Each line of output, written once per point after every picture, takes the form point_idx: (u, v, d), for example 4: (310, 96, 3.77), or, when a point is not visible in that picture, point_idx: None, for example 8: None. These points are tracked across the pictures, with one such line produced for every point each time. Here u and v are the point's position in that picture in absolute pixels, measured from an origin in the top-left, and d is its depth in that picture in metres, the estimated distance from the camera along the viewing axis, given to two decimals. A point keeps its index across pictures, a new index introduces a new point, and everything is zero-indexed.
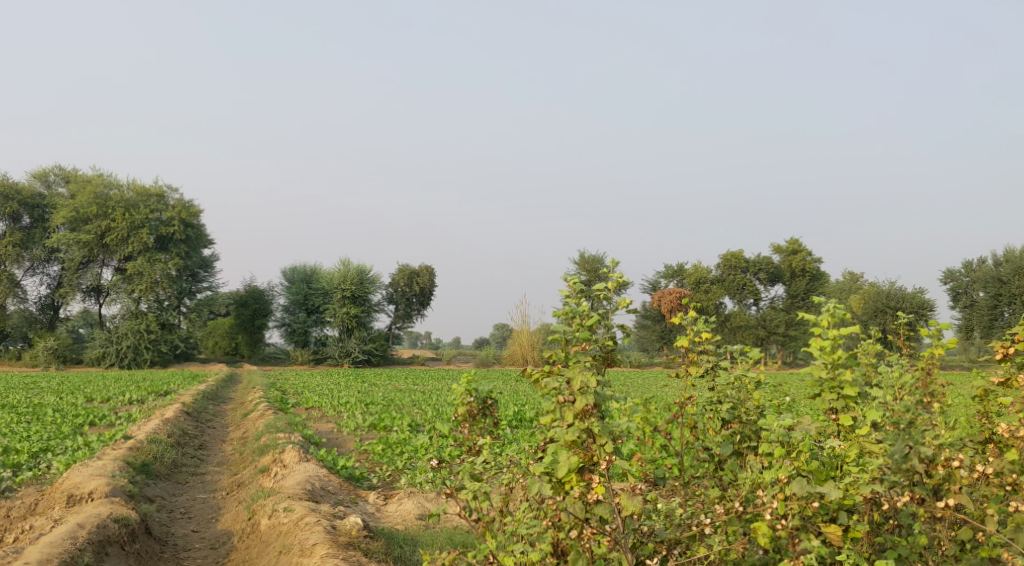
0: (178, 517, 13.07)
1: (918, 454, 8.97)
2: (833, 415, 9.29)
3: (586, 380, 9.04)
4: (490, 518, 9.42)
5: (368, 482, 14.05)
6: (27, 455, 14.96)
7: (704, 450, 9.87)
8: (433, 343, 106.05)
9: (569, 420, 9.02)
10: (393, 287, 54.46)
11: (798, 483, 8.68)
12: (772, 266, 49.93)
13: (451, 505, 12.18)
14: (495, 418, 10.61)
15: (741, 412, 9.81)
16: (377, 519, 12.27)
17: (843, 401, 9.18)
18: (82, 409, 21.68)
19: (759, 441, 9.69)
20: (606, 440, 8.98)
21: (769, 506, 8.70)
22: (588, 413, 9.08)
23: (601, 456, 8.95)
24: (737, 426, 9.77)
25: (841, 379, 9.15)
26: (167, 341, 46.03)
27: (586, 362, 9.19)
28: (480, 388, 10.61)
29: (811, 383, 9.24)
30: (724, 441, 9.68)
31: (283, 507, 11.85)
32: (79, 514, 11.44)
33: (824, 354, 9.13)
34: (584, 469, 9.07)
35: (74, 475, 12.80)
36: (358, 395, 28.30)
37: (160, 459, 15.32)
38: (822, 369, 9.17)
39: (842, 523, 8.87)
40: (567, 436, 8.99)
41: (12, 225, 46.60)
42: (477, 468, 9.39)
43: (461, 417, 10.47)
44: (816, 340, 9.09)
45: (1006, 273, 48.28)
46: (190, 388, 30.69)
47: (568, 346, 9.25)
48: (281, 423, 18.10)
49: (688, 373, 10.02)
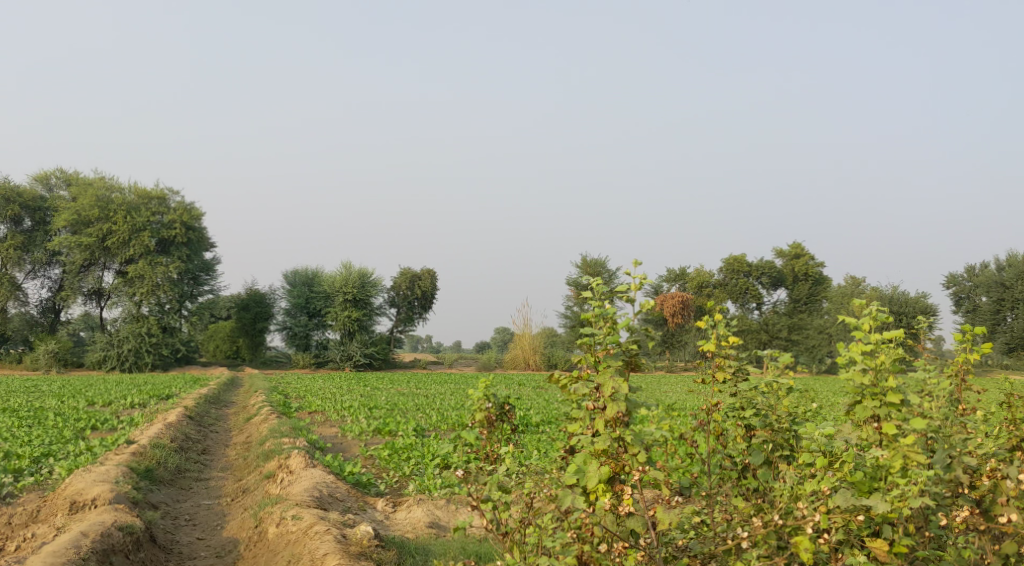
0: (183, 524, 12.84)
1: (960, 464, 9.15)
2: (874, 423, 9.05)
3: (617, 386, 9.02)
4: (513, 530, 9.25)
5: (375, 489, 13.80)
6: (28, 460, 14.72)
7: (728, 457, 9.73)
8: (433, 347, 105.88)
9: (599, 429, 9.03)
10: (394, 291, 54.23)
11: (841, 495, 8.68)
12: (774, 270, 49.74)
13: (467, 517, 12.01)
14: (513, 425, 10.69)
15: (774, 420, 9.67)
16: (387, 527, 12.05)
17: (886, 408, 8.97)
18: (83, 412, 21.42)
19: (791, 450, 9.65)
20: (639, 449, 8.99)
21: (812, 519, 8.57)
22: (618, 421, 9.08)
23: (634, 466, 8.95)
24: (771, 435, 9.65)
25: (883, 385, 8.97)
26: (168, 345, 45.79)
27: (617, 367, 9.12)
28: (497, 395, 10.75)
29: (852, 390, 9.06)
30: (755, 448, 9.62)
31: (291, 515, 11.62)
32: (82, 522, 11.21)
33: (864, 360, 9.00)
34: (615, 479, 9.09)
35: (77, 482, 12.57)
36: (360, 399, 28.04)
37: (164, 465, 15.08)
38: (863, 374, 8.99)
39: (886, 537, 8.78)
40: (596, 445, 9.00)
41: (13, 228, 46.37)
42: (504, 479, 9.23)
43: (478, 423, 10.52)
44: (857, 344, 9.02)
45: (1009, 278, 48.06)
46: (192, 392, 30.43)
47: (599, 350, 9.15)
48: (285, 427, 17.88)
49: (715, 380, 9.57)
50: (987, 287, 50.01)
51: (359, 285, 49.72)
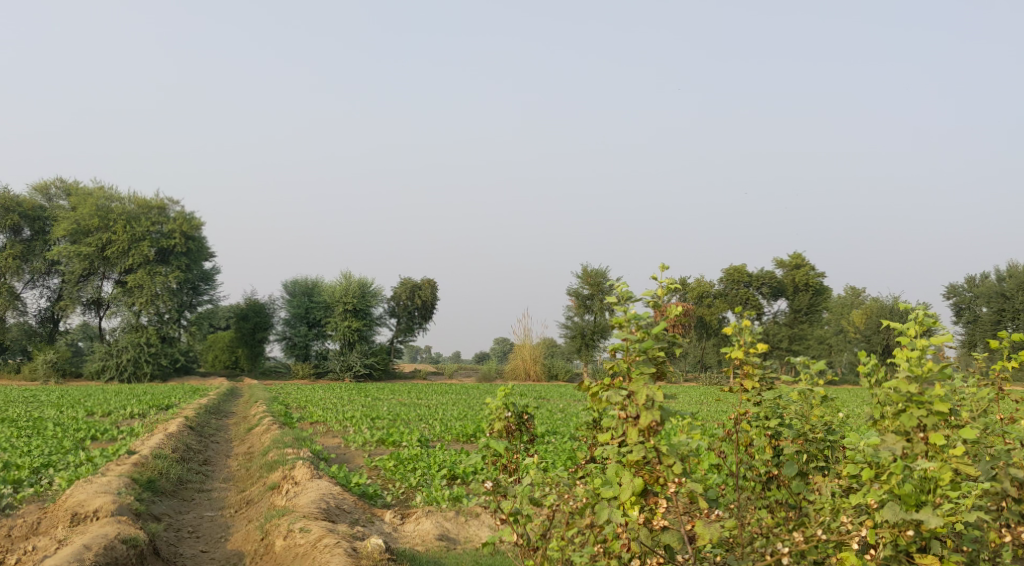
0: (186, 536, 12.61)
1: (1007, 475, 9.10)
2: (921, 432, 8.80)
3: (652, 394, 8.93)
4: (537, 545, 9.21)
5: (381, 501, 13.54)
6: (28, 471, 14.48)
7: (753, 468, 9.73)
8: (433, 358, 105.42)
9: (632, 438, 8.90)
10: (394, 301, 53.96)
11: (890, 509, 8.59)
12: (774, 280, 49.56)
13: (479, 533, 11.99)
14: (530, 433, 11.06)
15: (809, 430, 9.70)
16: (395, 539, 11.82)
17: (934, 417, 8.74)
18: (84, 422, 21.11)
19: (825, 462, 9.66)
20: (674, 461, 8.88)
21: (859, 535, 8.62)
22: (652, 429, 8.94)
23: (669, 478, 8.86)
24: (805, 445, 9.65)
25: (929, 393, 8.73)
26: (168, 355, 45.56)
27: (650, 374, 9.05)
28: (517, 403, 11.05)
29: (896, 398, 8.79)
30: (788, 459, 9.57)
31: (299, 528, 11.39)
32: (85, 535, 10.98)
33: (910, 367, 8.76)
34: (648, 491, 8.98)
35: (78, 492, 12.32)
36: (363, 410, 27.64)
37: (166, 475, 14.85)
38: (909, 383, 8.73)
39: (935, 553, 8.68)
40: (632, 456, 8.90)
41: (12, 238, 46.16)
42: (532, 491, 9.16)
43: (498, 432, 10.86)
44: (902, 350, 8.80)
45: (1010, 289, 47.96)
46: (192, 403, 30.07)
47: (632, 357, 9.06)
48: (288, 438, 17.63)
49: (743, 389, 9.49)
50: (987, 297, 49.81)
51: (359, 295, 49.56)
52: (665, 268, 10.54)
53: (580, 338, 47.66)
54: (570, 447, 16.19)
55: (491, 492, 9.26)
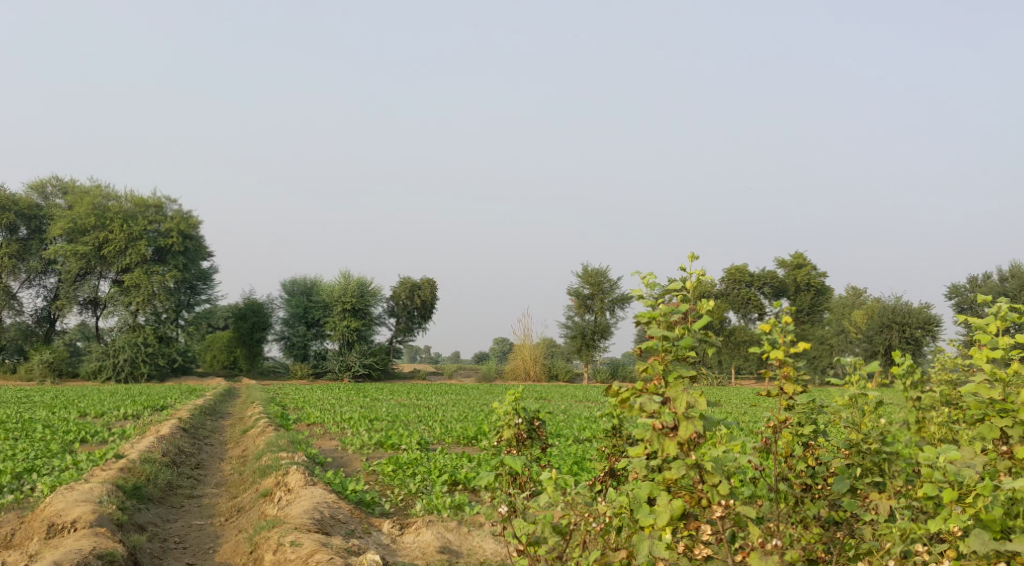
0: (171, 547, 11.99)
1: None
2: (1003, 447, 9.04)
3: (692, 401, 8.82)
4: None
5: (379, 508, 12.93)
6: (10, 476, 13.83)
7: (788, 482, 9.43)
8: (434, 358, 104.57)
9: (671, 452, 8.78)
10: (394, 300, 53.27)
11: (977, 539, 8.45)
12: (776, 280, 48.80)
13: (481, 546, 11.38)
14: (542, 441, 10.91)
15: (862, 441, 9.54)
16: (393, 553, 11.22)
17: (1017, 426, 8.96)
18: (74, 424, 20.46)
19: (879, 476, 9.45)
20: (720, 480, 8.76)
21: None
22: (691, 443, 8.89)
23: (716, 500, 8.71)
24: (855, 458, 9.48)
25: (1013, 401, 8.98)
26: (165, 355, 44.91)
27: (688, 379, 8.91)
28: (528, 409, 10.91)
29: (977, 404, 9.09)
30: (837, 473, 9.34)
31: (290, 541, 10.74)
32: (58, 551, 10.35)
33: (991, 370, 9.06)
34: (688, 514, 8.87)
35: (57, 501, 11.68)
36: (361, 411, 26.70)
37: (154, 481, 14.20)
38: (989, 388, 9.03)
39: None
40: (671, 474, 8.76)
41: (8, 237, 45.44)
42: (557, 519, 8.98)
43: (507, 440, 10.74)
44: (984, 349, 9.04)
45: (1012, 289, 47.45)
46: (187, 404, 29.34)
47: (667, 359, 8.93)
48: (284, 441, 16.97)
49: (783, 393, 9.09)
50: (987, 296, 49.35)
51: (359, 294, 48.95)
52: (696, 260, 10.25)
53: (580, 338, 47.22)
54: (577, 452, 15.60)
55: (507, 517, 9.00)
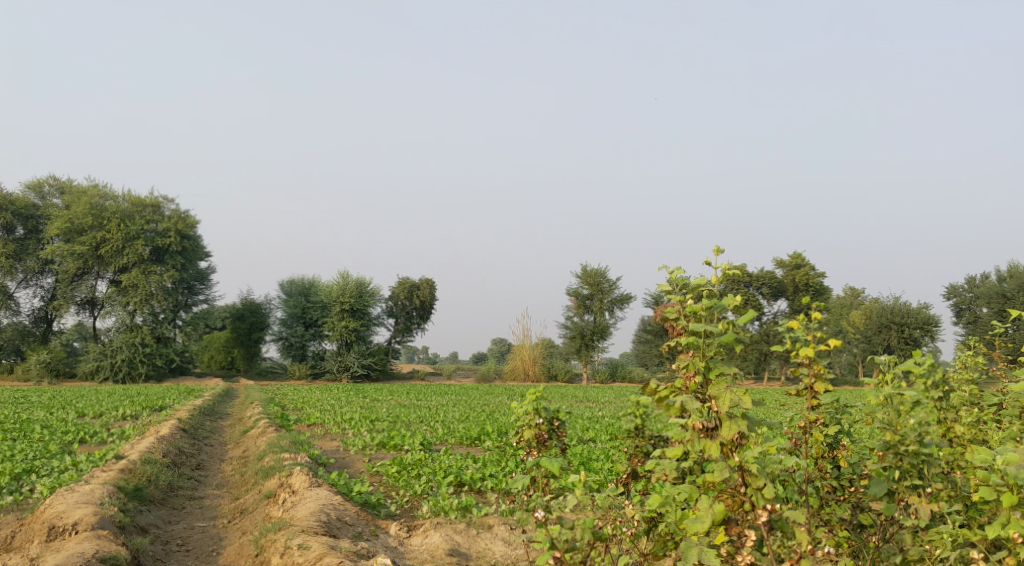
0: (175, 550, 11.79)
1: None
2: None
3: (736, 399, 8.76)
4: None
5: (385, 510, 12.74)
6: (9, 478, 13.63)
7: (822, 485, 9.62)
8: (432, 358, 104.66)
9: (713, 453, 8.76)
10: (393, 301, 53.11)
11: None
12: (774, 280, 49.15)
13: (489, 548, 11.22)
14: (562, 442, 10.81)
15: (898, 442, 9.29)
16: (401, 556, 11.04)
17: None
18: (71, 424, 20.22)
19: (918, 478, 9.24)
20: (764, 483, 8.75)
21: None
22: (734, 444, 8.85)
23: (761, 505, 8.71)
24: (893, 460, 9.28)
25: None
26: (162, 355, 44.63)
27: (730, 376, 8.88)
28: (547, 408, 10.84)
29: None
30: (875, 477, 9.26)
31: (297, 544, 10.55)
32: (59, 554, 10.16)
33: None
34: (730, 520, 8.83)
35: (58, 503, 11.48)
36: (360, 412, 26.43)
37: (155, 483, 14.02)
38: None
39: None
40: (716, 476, 8.75)
41: (4, 237, 45.14)
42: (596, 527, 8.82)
43: (528, 440, 10.72)
44: None
45: (1011, 290, 47.36)
46: (186, 404, 29.11)
47: (706, 357, 8.91)
48: (285, 442, 16.73)
49: (817, 395, 9.13)
50: (986, 297, 49.20)
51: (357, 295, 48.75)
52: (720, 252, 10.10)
53: (580, 338, 47.04)
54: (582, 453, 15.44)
55: (547, 523, 8.84)
